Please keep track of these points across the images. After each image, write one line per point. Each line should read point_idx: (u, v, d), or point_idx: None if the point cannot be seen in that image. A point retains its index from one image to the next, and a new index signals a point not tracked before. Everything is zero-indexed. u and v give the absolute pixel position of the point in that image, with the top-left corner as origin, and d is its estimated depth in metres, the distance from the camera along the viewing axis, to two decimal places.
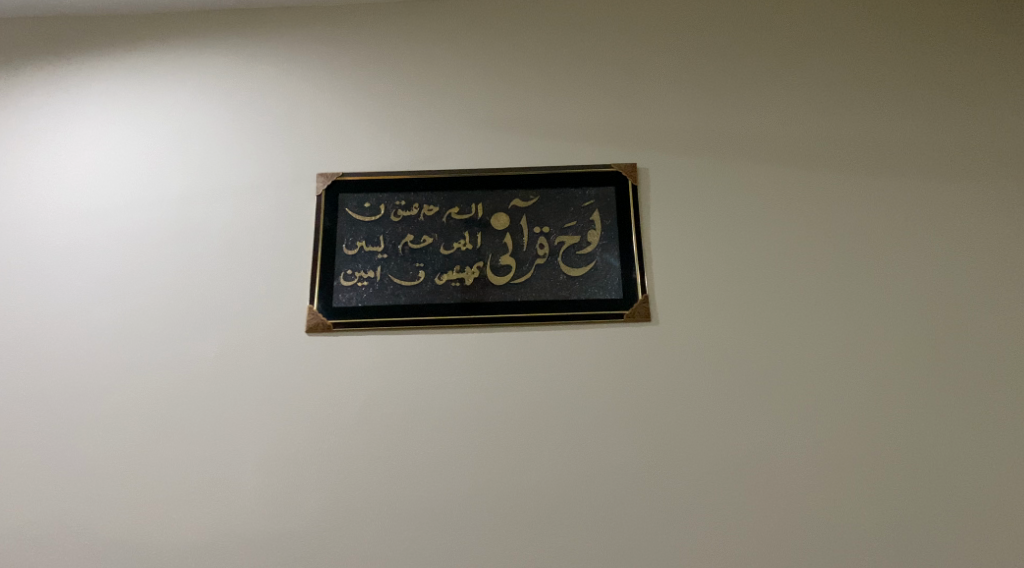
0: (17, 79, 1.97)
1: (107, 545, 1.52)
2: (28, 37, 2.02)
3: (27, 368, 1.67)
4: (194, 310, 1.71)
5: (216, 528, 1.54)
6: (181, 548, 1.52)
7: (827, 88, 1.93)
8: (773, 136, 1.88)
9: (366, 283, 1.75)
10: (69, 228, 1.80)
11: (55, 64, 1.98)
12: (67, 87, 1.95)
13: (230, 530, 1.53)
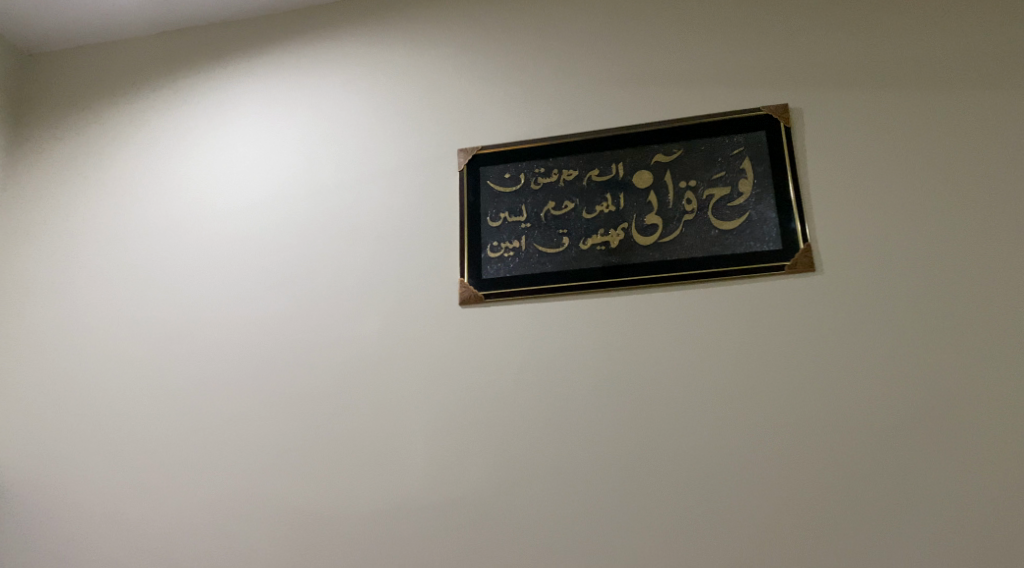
0: (158, 92, 2.06)
1: (282, 527, 1.62)
2: (169, 47, 2.10)
3: (187, 370, 1.77)
4: (347, 298, 1.77)
5: (384, 505, 1.61)
6: (353, 525, 1.61)
7: (995, 9, 1.76)
8: (939, 69, 1.73)
9: (512, 254, 1.76)
10: (233, 225, 1.87)
11: (192, 72, 2.06)
12: (205, 91, 2.03)
13: (397, 506, 1.61)
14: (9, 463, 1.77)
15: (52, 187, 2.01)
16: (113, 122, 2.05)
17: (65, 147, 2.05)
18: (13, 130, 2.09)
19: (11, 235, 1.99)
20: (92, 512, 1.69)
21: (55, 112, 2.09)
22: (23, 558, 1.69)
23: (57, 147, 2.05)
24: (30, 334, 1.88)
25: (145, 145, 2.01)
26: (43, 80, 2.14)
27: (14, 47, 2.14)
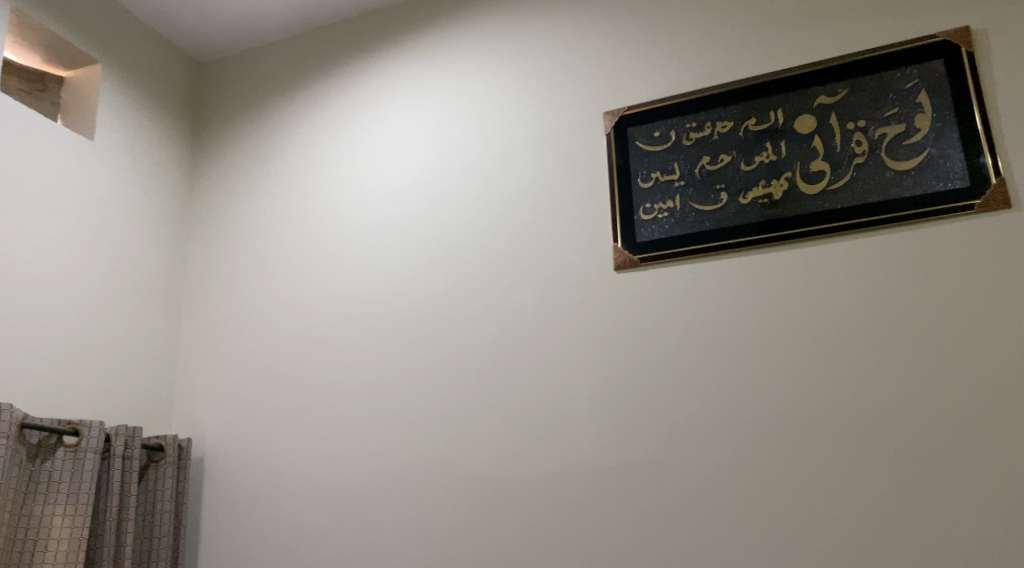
0: (312, 88, 2.17)
1: (455, 496, 1.68)
2: (318, 44, 2.21)
3: (357, 351, 1.86)
4: (502, 270, 1.80)
5: (552, 473, 1.62)
6: (523, 493, 1.63)
7: None
8: None
9: (667, 214, 1.71)
10: (392, 208, 1.95)
11: (341, 66, 2.15)
12: (353, 82, 2.12)
13: (565, 474, 1.61)
14: (215, 440, 1.94)
15: (226, 186, 2.19)
16: (274, 120, 2.19)
17: (238, 149, 2.21)
18: (193, 137, 2.28)
19: (199, 232, 2.18)
20: (284, 484, 1.83)
21: (225, 118, 2.27)
22: (232, 525, 1.84)
23: (231, 149, 2.22)
24: (220, 322, 2.05)
25: (303, 138, 2.13)
26: (216, 88, 2.32)
27: (189, 59, 2.33)
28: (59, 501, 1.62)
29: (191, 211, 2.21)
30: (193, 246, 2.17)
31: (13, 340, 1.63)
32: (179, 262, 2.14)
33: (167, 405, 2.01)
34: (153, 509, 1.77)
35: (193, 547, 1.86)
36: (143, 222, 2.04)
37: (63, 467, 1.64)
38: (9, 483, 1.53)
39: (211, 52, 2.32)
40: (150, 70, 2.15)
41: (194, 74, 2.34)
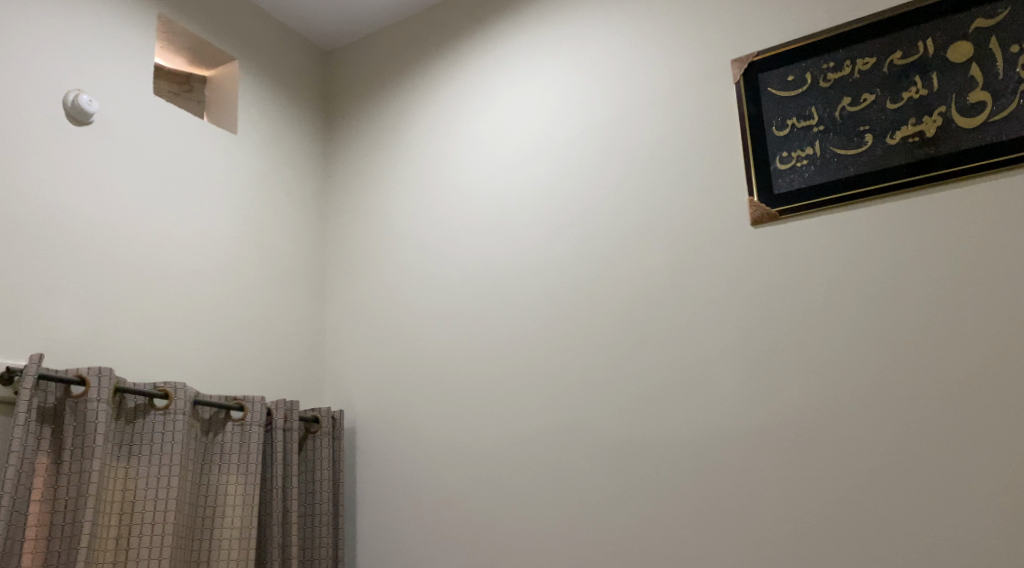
0: (430, 67, 2.22)
1: (597, 461, 1.68)
2: (434, 23, 2.25)
3: (491, 319, 1.90)
4: (632, 231, 1.77)
5: (697, 435, 1.59)
6: (666, 455, 1.61)
7: None
8: None
9: (806, 162, 1.62)
10: (513, 180, 1.96)
11: (457, 42, 2.18)
12: (470, 57, 2.14)
13: (710, 436, 1.58)
14: (364, 410, 2.04)
15: (357, 170, 2.28)
16: (396, 103, 2.26)
17: (365, 133, 2.30)
18: (325, 124, 2.40)
19: (336, 215, 2.29)
20: (429, 451, 1.90)
21: (352, 105, 2.36)
22: (383, 492, 1.94)
23: (359, 134, 2.31)
24: (361, 300, 2.15)
25: (425, 116, 2.18)
26: (344, 75, 2.42)
27: (317, 50, 2.44)
28: (232, 471, 1.76)
29: (328, 195, 2.32)
30: (332, 228, 2.28)
31: (180, 323, 1.81)
32: (320, 244, 2.26)
33: (319, 380, 2.13)
34: (314, 477, 1.89)
35: (350, 512, 1.97)
36: (285, 208, 2.17)
37: (233, 439, 1.79)
38: (188, 453, 1.70)
39: (336, 39, 2.42)
40: (281, 64, 2.27)
41: (323, 63, 2.45)
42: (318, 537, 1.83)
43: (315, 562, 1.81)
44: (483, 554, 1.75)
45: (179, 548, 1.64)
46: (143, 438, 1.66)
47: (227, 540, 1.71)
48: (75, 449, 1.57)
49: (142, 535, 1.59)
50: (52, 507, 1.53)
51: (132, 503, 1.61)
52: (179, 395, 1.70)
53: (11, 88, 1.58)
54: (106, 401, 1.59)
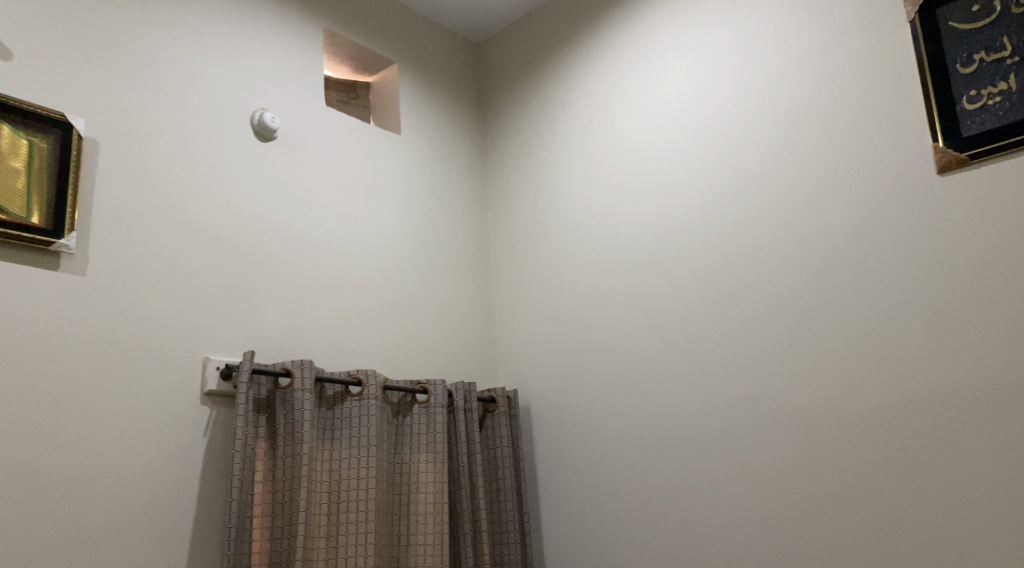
0: (576, 49, 2.25)
1: (779, 430, 1.64)
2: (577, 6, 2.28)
3: (654, 291, 1.91)
4: (799, 192, 1.71)
5: (887, 400, 1.51)
6: (856, 421, 1.54)
7: None
8: None
9: (999, 99, 1.48)
10: (667, 151, 1.96)
11: (601, 20, 2.20)
12: (615, 34, 2.15)
13: (903, 400, 1.49)
14: (537, 388, 2.11)
15: (511, 158, 2.35)
16: (544, 88, 2.31)
17: (516, 119, 2.37)
18: (479, 115, 2.50)
19: (495, 202, 2.37)
20: (604, 425, 1.94)
21: (503, 96, 2.44)
22: (562, 466, 2.00)
23: (511, 123, 2.38)
24: (523, 283, 2.22)
25: (574, 98, 2.21)
26: (493, 66, 2.51)
27: (465, 46, 2.54)
28: (422, 450, 1.89)
29: (486, 183, 2.41)
30: (492, 214, 2.37)
31: (362, 316, 1.97)
32: (482, 231, 2.35)
33: (492, 362, 2.23)
34: (496, 455, 1.98)
35: (533, 487, 2.05)
36: (446, 201, 2.28)
37: (420, 420, 1.91)
38: (382, 435, 1.84)
39: (482, 30, 2.52)
40: (431, 65, 2.39)
41: (471, 57, 2.56)
42: (505, 511, 1.92)
43: (504, 536, 1.90)
44: (666, 529, 1.77)
45: (380, 523, 1.77)
46: (343, 422, 1.82)
47: (422, 514, 1.83)
48: (286, 436, 1.74)
49: (349, 511, 1.74)
50: (273, 487, 1.71)
51: (337, 482, 1.77)
52: (370, 381, 1.85)
53: (202, 122, 1.83)
54: (309, 390, 1.76)
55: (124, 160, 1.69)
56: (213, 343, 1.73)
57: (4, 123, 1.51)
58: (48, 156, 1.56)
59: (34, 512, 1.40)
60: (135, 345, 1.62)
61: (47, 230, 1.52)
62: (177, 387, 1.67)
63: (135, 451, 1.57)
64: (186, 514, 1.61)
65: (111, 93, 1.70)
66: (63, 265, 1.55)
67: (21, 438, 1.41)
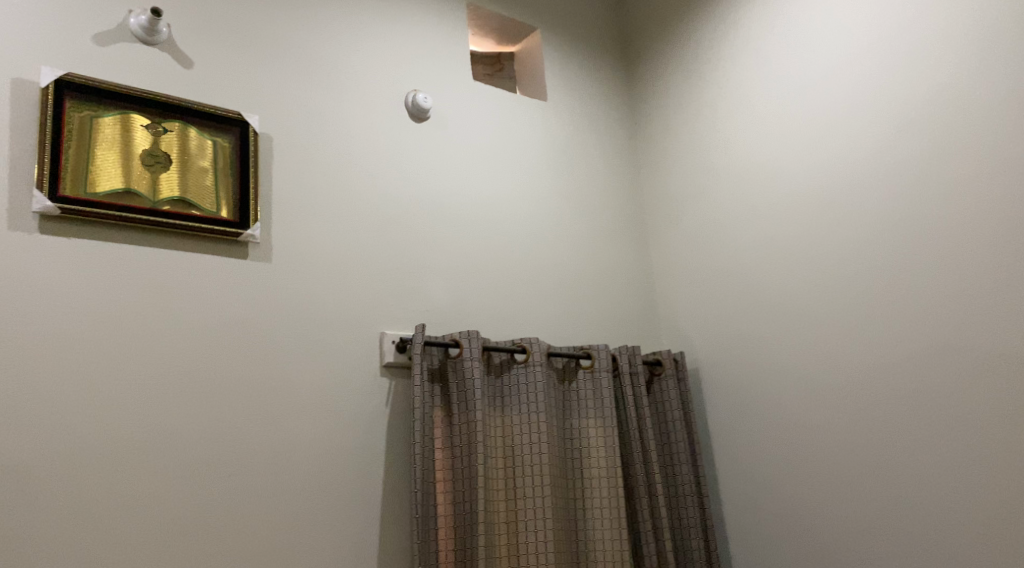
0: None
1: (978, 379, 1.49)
2: None
3: (826, 240, 1.80)
4: (988, 114, 1.53)
5: None
6: None
7: None
8: None
9: None
10: (835, 88, 1.83)
11: None
12: None
13: None
14: (705, 348, 2.06)
15: (663, 118, 2.31)
16: (693, 42, 2.24)
17: (665, 77, 2.32)
18: (624, 76, 2.46)
19: (648, 163, 2.34)
20: (779, 384, 1.86)
21: (651, 55, 2.39)
22: (737, 426, 1.95)
23: (661, 81, 2.34)
24: (683, 242, 2.18)
25: (726, 48, 2.13)
26: (637, 23, 2.47)
27: (607, 9, 2.51)
28: (591, 415, 1.89)
29: (637, 144, 2.38)
30: (646, 177, 2.34)
31: (524, 286, 2.00)
32: (637, 194, 2.33)
33: (657, 325, 2.21)
34: (666, 417, 1.96)
35: (709, 449, 2.02)
36: (598, 166, 2.27)
37: (587, 386, 1.92)
38: (550, 401, 1.87)
39: None
40: (574, 32, 2.37)
41: (615, 19, 2.52)
42: (680, 474, 1.90)
43: (681, 499, 1.88)
44: (853, 488, 1.68)
45: (556, 488, 1.80)
46: (512, 390, 1.86)
47: (597, 479, 1.84)
48: (461, 404, 1.80)
49: (524, 476, 1.77)
50: (451, 454, 1.78)
51: (512, 448, 1.81)
52: (535, 349, 1.87)
53: (360, 108, 1.91)
54: (478, 358, 1.81)
55: (296, 151, 1.80)
56: (388, 319, 1.82)
57: (191, 127, 1.67)
58: (230, 155, 1.70)
59: (245, 478, 1.54)
60: (321, 323, 1.73)
61: (234, 222, 1.65)
62: (360, 361, 1.77)
63: (327, 422, 1.68)
64: (376, 480, 1.72)
65: (278, 89, 1.81)
66: (252, 254, 1.68)
67: (231, 413, 1.56)
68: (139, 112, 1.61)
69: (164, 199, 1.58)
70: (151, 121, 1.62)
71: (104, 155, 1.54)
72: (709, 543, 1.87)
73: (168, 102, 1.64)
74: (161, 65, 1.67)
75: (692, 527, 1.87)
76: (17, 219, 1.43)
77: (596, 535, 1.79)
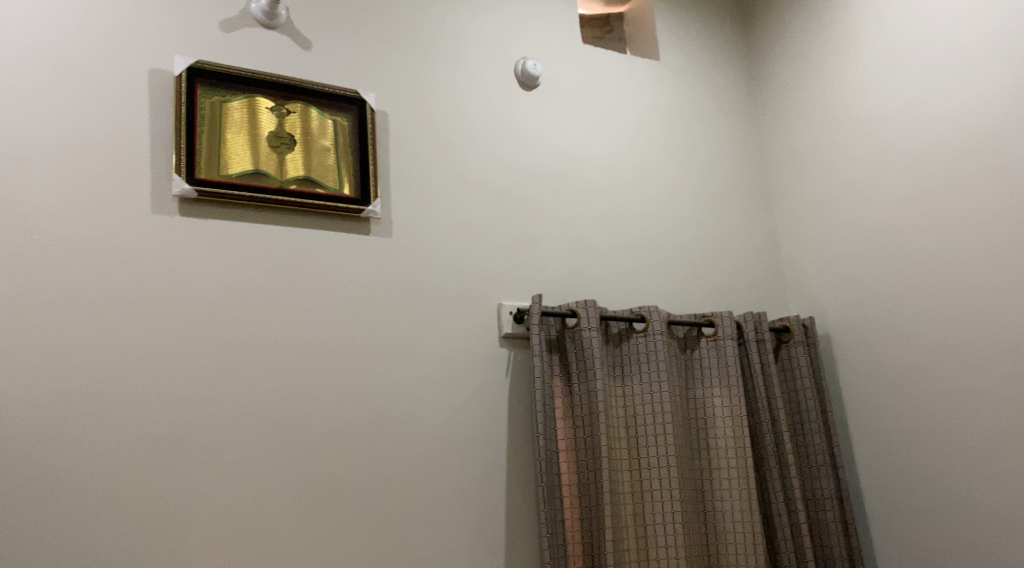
0: None
1: None
2: None
3: (967, 195, 1.66)
4: None
5: None
6: None
7: None
8: None
9: None
10: (981, 26, 1.68)
11: None
12: None
13: None
14: (836, 313, 1.97)
15: (786, 73, 2.19)
16: None
17: (789, 30, 2.20)
18: (741, 30, 2.35)
19: (770, 119, 2.24)
20: (917, 350, 1.75)
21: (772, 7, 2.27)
22: (873, 394, 1.85)
23: (784, 34, 2.22)
24: (810, 202, 2.07)
25: None
26: None
27: None
28: (716, 385, 1.84)
29: (758, 101, 2.28)
30: (769, 135, 2.24)
31: (640, 253, 1.96)
32: (759, 155, 2.23)
33: (782, 289, 2.12)
34: (796, 386, 1.89)
35: (843, 419, 1.93)
36: (714, 127, 2.19)
37: (710, 354, 1.86)
38: (673, 370, 1.83)
39: None
40: None
41: None
42: (813, 444, 1.83)
43: (814, 469, 1.82)
44: (1002, 461, 1.56)
45: (682, 458, 1.76)
46: (632, 359, 1.83)
47: (724, 449, 1.80)
48: (580, 374, 1.79)
49: (648, 446, 1.75)
50: (574, 423, 1.77)
51: (634, 417, 1.78)
52: (655, 318, 1.83)
53: (469, 79, 1.91)
54: (596, 328, 1.78)
55: (411, 126, 1.81)
56: (506, 290, 1.82)
57: (312, 107, 1.71)
58: (349, 133, 1.73)
59: (376, 446, 1.59)
60: (443, 295, 1.76)
61: (357, 199, 1.69)
62: (481, 332, 1.78)
63: (451, 392, 1.71)
64: (501, 448, 1.74)
65: (392, 65, 1.83)
66: (374, 229, 1.72)
67: (361, 384, 1.61)
68: (264, 95, 1.66)
69: (291, 179, 1.63)
70: (276, 104, 1.67)
71: (234, 138, 1.60)
72: (846, 515, 1.80)
73: (290, 84, 1.69)
74: (283, 48, 1.72)
75: (826, 499, 1.80)
76: (162, 203, 1.51)
77: (725, 506, 1.76)
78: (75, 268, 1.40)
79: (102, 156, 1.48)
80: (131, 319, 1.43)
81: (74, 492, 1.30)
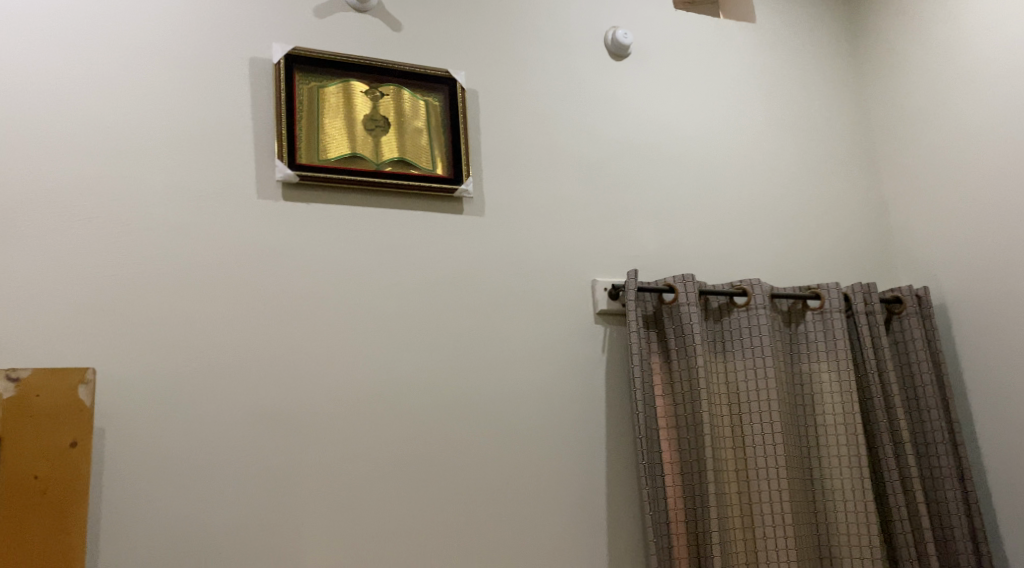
0: None
1: None
2: None
3: None
4: None
5: None
6: None
7: None
8: None
9: None
10: None
11: None
12: None
13: None
14: (951, 282, 1.86)
15: (891, 30, 2.07)
16: None
17: None
18: None
19: (874, 78, 2.12)
20: None
21: None
22: (995, 368, 1.75)
23: None
24: (919, 164, 1.96)
25: None
26: None
27: None
28: (823, 359, 1.78)
29: (861, 61, 2.17)
30: (873, 97, 2.12)
31: (736, 225, 1.90)
32: (862, 118, 2.13)
33: (889, 257, 2.02)
34: (910, 359, 1.81)
35: (960, 393, 1.83)
36: (812, 90, 2.09)
37: (817, 327, 1.80)
38: (777, 344, 1.78)
39: None
40: None
41: None
42: (930, 420, 1.75)
43: (932, 446, 1.74)
44: None
45: (789, 434, 1.71)
46: (733, 334, 1.78)
47: (833, 424, 1.74)
48: (679, 350, 1.75)
49: (753, 422, 1.70)
50: (673, 400, 1.74)
51: (737, 393, 1.74)
52: (756, 291, 1.77)
53: (558, 53, 1.88)
54: (695, 303, 1.74)
55: (501, 103, 1.80)
56: (600, 266, 1.80)
57: (405, 89, 1.71)
58: (441, 113, 1.73)
59: (477, 423, 1.61)
60: (537, 272, 1.75)
61: (450, 178, 1.69)
62: (576, 309, 1.77)
63: (548, 369, 1.71)
64: (598, 424, 1.73)
65: (482, 43, 1.82)
66: (467, 209, 1.72)
67: (461, 362, 1.63)
68: (358, 79, 1.68)
69: (386, 160, 1.65)
70: (369, 87, 1.69)
71: (331, 122, 1.63)
72: (967, 495, 1.72)
73: (382, 66, 1.70)
74: (374, 31, 1.73)
75: (946, 478, 1.72)
76: (265, 187, 1.56)
77: (835, 483, 1.70)
78: (190, 254, 1.47)
79: (209, 144, 1.54)
80: (242, 301, 1.48)
81: (199, 466, 1.38)
